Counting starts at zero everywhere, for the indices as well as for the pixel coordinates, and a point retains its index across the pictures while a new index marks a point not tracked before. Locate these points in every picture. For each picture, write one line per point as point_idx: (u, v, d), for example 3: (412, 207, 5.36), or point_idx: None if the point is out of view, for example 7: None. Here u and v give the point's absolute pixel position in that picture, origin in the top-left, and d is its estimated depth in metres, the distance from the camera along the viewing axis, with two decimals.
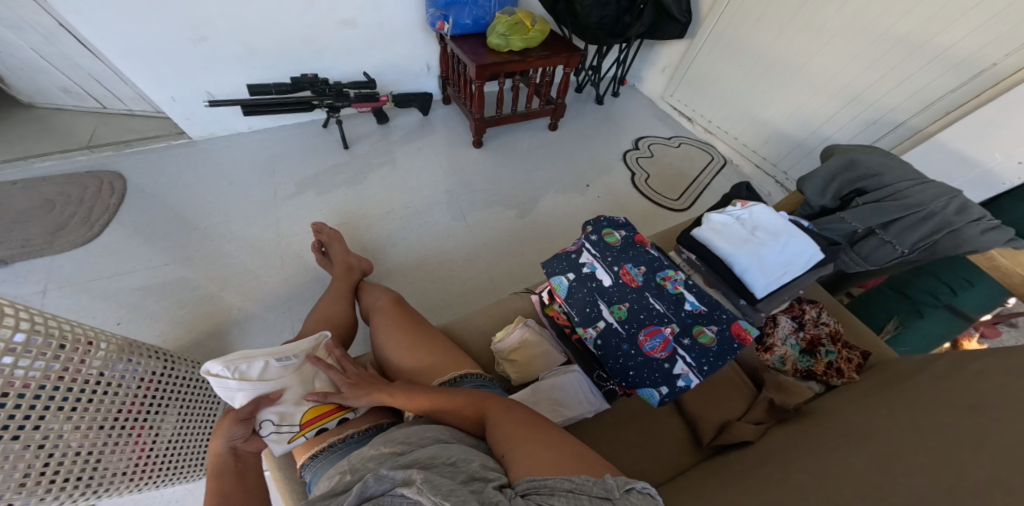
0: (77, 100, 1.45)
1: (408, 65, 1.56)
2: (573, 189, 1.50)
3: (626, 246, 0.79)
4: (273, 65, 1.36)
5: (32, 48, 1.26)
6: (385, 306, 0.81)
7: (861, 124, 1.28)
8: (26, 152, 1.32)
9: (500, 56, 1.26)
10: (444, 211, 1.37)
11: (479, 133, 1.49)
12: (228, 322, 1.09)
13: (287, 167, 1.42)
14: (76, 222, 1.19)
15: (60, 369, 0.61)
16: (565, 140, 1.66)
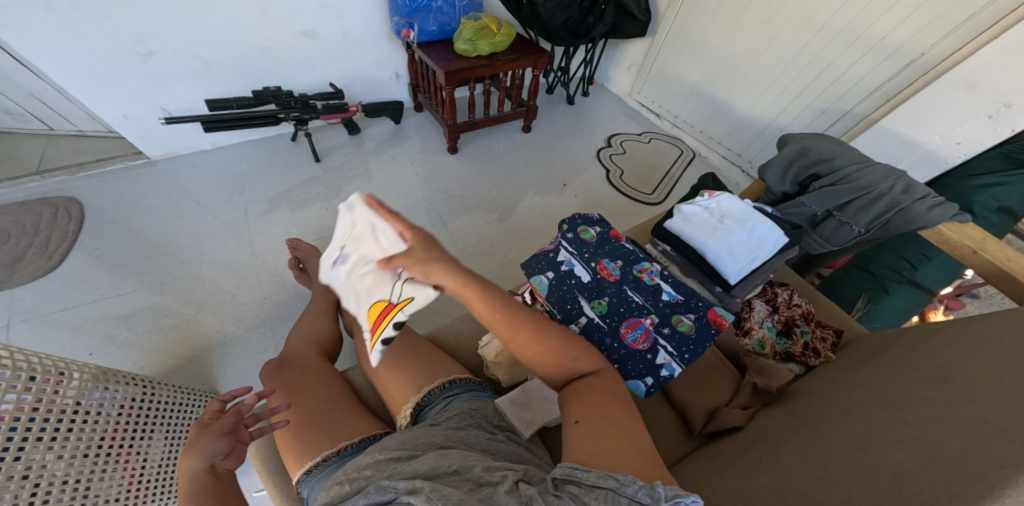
0: (22, 123, 1.38)
1: (375, 73, 1.55)
2: (549, 189, 1.51)
3: (602, 241, 0.81)
4: (233, 79, 1.33)
5: None
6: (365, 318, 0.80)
7: (813, 113, 1.33)
8: None
9: (468, 61, 1.26)
10: (422, 218, 1.36)
11: (452, 138, 1.48)
12: (204, 346, 1.05)
13: (257, 183, 1.39)
14: (33, 252, 1.14)
15: (34, 400, 0.58)
16: (539, 141, 1.68)
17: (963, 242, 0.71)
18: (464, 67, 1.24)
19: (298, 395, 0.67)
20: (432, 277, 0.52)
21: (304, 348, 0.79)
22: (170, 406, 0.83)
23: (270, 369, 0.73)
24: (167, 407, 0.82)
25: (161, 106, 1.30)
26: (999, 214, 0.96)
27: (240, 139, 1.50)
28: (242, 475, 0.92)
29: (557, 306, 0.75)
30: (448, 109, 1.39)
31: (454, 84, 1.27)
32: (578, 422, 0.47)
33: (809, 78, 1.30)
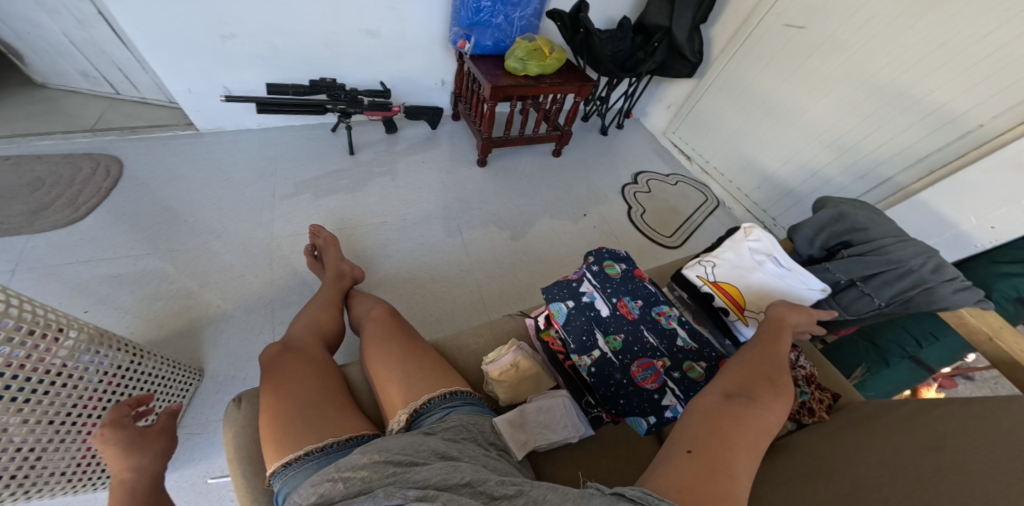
0: (92, 85, 1.43)
1: (421, 78, 1.58)
2: (566, 215, 1.51)
3: (626, 279, 0.80)
4: (292, 67, 1.36)
5: (63, 33, 1.25)
6: (377, 317, 0.79)
7: (851, 177, 1.35)
8: (26, 130, 1.29)
9: (515, 79, 1.29)
10: (441, 225, 1.36)
11: (484, 151, 1.50)
12: (212, 320, 1.05)
13: (288, 168, 1.40)
14: (62, 203, 1.15)
15: (25, 356, 0.57)
16: (567, 167, 1.69)
17: (981, 328, 0.66)
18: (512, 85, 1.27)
19: (288, 385, 0.65)
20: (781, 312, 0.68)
21: (308, 336, 0.78)
22: (154, 377, 0.82)
23: (272, 352, 0.72)
24: (149, 379, 0.80)
25: (224, 84, 1.33)
26: (1016, 305, 0.90)
27: (284, 124, 1.53)
28: (205, 459, 0.88)
29: (569, 331, 0.75)
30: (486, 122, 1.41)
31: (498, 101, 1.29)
32: (690, 450, 0.42)
33: (858, 138, 1.30)
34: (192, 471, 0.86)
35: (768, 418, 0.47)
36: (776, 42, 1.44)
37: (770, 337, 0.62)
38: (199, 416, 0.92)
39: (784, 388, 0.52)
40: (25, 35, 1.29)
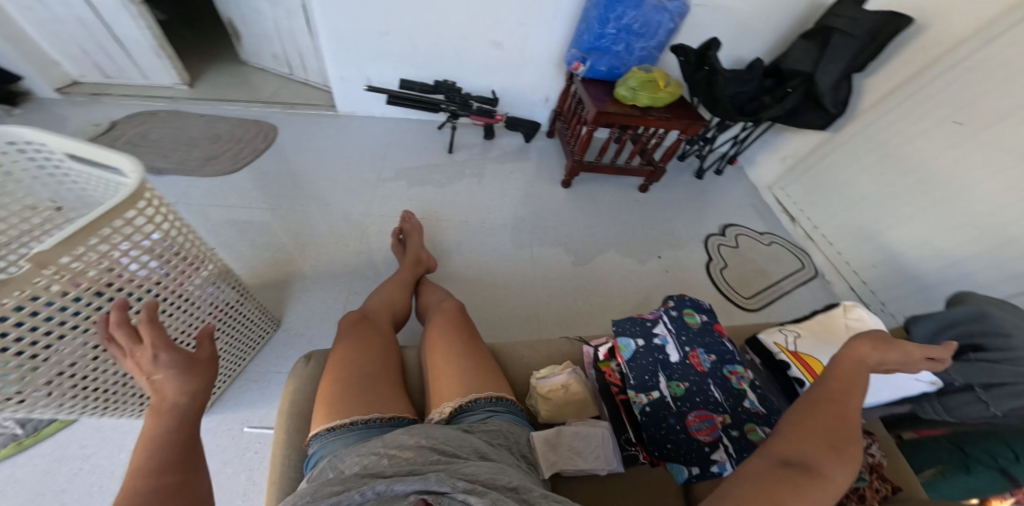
0: (276, 65, 1.69)
1: (529, 93, 1.63)
2: (637, 254, 1.45)
3: (705, 332, 0.74)
4: (423, 67, 1.49)
5: (274, 20, 1.52)
6: (444, 309, 0.82)
7: (1008, 277, 1.13)
8: (219, 96, 1.59)
9: (621, 107, 1.30)
10: (509, 236, 1.38)
11: (572, 174, 1.51)
12: (304, 278, 1.15)
13: (396, 156, 1.52)
14: (227, 156, 1.37)
15: (164, 278, 0.68)
16: (651, 206, 1.63)
17: None
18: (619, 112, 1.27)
19: (352, 354, 0.68)
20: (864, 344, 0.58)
21: (381, 311, 0.83)
22: (248, 316, 0.93)
23: (349, 320, 0.76)
24: (244, 316, 0.91)
25: (369, 76, 1.50)
26: None
27: (401, 116, 1.66)
28: (250, 407, 0.94)
29: (631, 368, 0.71)
30: (581, 144, 1.43)
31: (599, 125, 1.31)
32: None
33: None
34: (235, 418, 0.93)
35: (830, 488, 0.45)
36: (936, 106, 1.26)
37: (844, 378, 0.55)
38: (266, 362, 1.01)
39: (853, 450, 0.48)
40: (248, 18, 1.58)
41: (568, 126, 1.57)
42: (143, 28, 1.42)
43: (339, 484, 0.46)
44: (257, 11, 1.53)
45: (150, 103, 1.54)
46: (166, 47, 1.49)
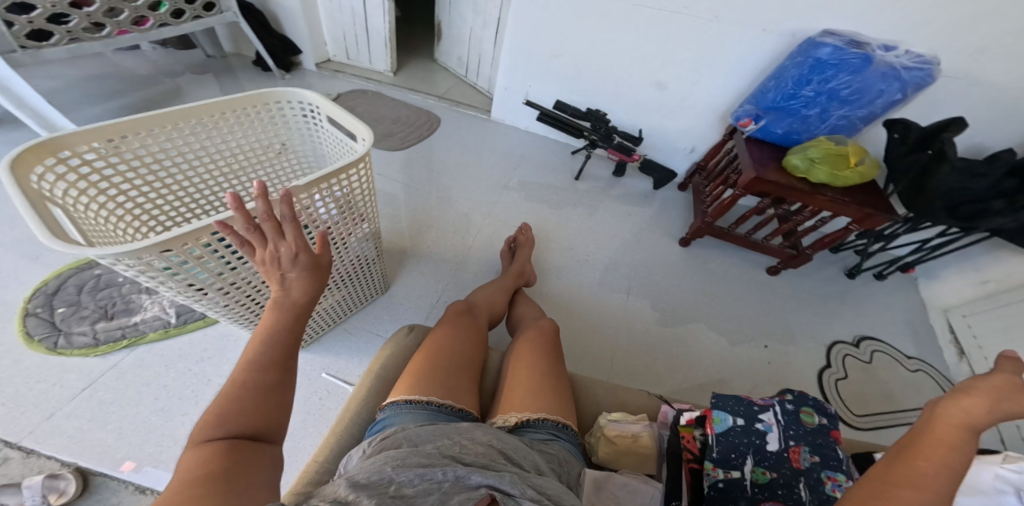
0: (458, 67, 1.90)
1: (678, 140, 1.50)
2: (733, 334, 1.23)
3: (818, 432, 0.61)
4: (582, 92, 1.50)
5: (471, 28, 1.72)
6: (537, 329, 0.85)
7: None
8: (408, 85, 1.84)
9: (787, 177, 0.99)
10: (603, 279, 1.29)
11: (696, 236, 1.31)
12: (420, 256, 1.23)
13: (525, 169, 1.55)
14: (398, 137, 1.57)
15: (335, 225, 0.80)
16: (779, 293, 1.35)
17: None
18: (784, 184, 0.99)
19: (448, 343, 0.76)
20: (967, 400, 0.44)
21: (481, 309, 0.90)
22: (375, 275, 1.04)
23: (455, 308, 0.86)
24: (374, 274, 1.03)
25: (529, 91, 1.58)
26: None
27: (541, 132, 1.69)
28: (329, 356, 1.02)
29: (718, 440, 0.60)
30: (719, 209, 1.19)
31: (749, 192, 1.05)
32: None
33: None
34: (313, 364, 1.00)
35: None
36: None
37: (936, 449, 0.42)
38: (366, 320, 1.09)
39: None
40: (451, 25, 1.81)
41: (709, 186, 1.36)
42: (388, 22, 1.72)
43: (424, 459, 0.52)
44: (461, 19, 1.74)
45: (360, 84, 1.84)
46: (393, 39, 1.77)
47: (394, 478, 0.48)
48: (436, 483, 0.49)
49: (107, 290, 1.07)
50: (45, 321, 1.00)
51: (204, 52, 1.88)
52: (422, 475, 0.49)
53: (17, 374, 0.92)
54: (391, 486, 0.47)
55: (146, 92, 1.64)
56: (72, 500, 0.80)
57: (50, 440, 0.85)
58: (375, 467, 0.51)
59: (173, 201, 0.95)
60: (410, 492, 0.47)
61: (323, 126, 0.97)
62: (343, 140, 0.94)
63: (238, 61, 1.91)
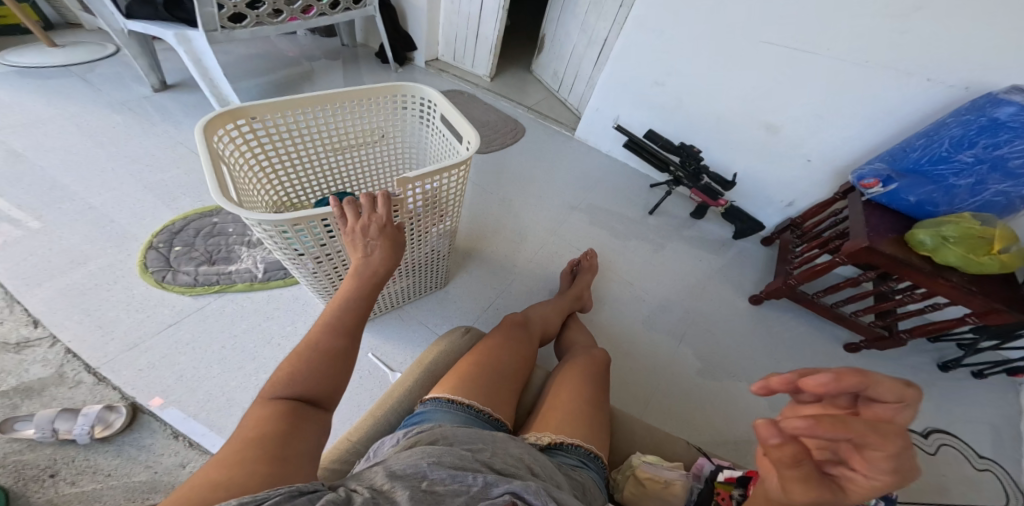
0: (553, 82, 1.93)
1: (773, 192, 1.38)
2: (781, 401, 1.07)
3: None
4: (678, 126, 1.46)
5: (575, 46, 1.74)
6: (589, 356, 0.81)
7: None
8: (502, 93, 1.90)
9: (902, 252, 0.87)
10: (659, 319, 1.20)
11: (772, 294, 1.19)
12: (483, 259, 1.22)
13: (600, 192, 1.53)
14: (484, 141, 1.62)
15: (423, 216, 0.82)
16: (861, 376, 1.15)
17: None
18: (906, 263, 0.86)
19: (499, 350, 0.74)
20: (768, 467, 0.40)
21: (535, 324, 0.87)
22: (440, 271, 1.06)
23: (512, 319, 0.84)
24: (439, 270, 1.05)
25: (620, 114, 1.56)
26: None
27: (624, 158, 1.65)
28: (378, 338, 1.01)
29: None
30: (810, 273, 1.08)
31: (855, 261, 0.93)
32: None
33: None
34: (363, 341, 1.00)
35: None
36: None
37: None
38: (421, 311, 1.08)
39: None
40: (555, 40, 1.85)
41: (801, 246, 1.23)
42: (498, 28, 1.77)
43: (458, 461, 0.47)
44: (567, 34, 1.77)
45: (458, 85, 1.93)
46: (498, 47, 1.83)
47: (428, 473, 0.44)
48: (464, 486, 0.44)
49: (218, 238, 1.15)
50: (162, 255, 1.09)
51: (340, 40, 2.04)
52: (455, 474, 0.45)
53: (120, 301, 1.00)
54: (423, 481, 0.43)
55: (286, 72, 1.81)
56: (115, 435, 0.81)
57: (123, 370, 0.90)
58: (412, 460, 0.47)
59: (306, 180, 1.04)
60: (442, 490, 0.43)
61: (438, 128, 1.01)
62: (450, 141, 0.97)
63: (365, 51, 2.05)
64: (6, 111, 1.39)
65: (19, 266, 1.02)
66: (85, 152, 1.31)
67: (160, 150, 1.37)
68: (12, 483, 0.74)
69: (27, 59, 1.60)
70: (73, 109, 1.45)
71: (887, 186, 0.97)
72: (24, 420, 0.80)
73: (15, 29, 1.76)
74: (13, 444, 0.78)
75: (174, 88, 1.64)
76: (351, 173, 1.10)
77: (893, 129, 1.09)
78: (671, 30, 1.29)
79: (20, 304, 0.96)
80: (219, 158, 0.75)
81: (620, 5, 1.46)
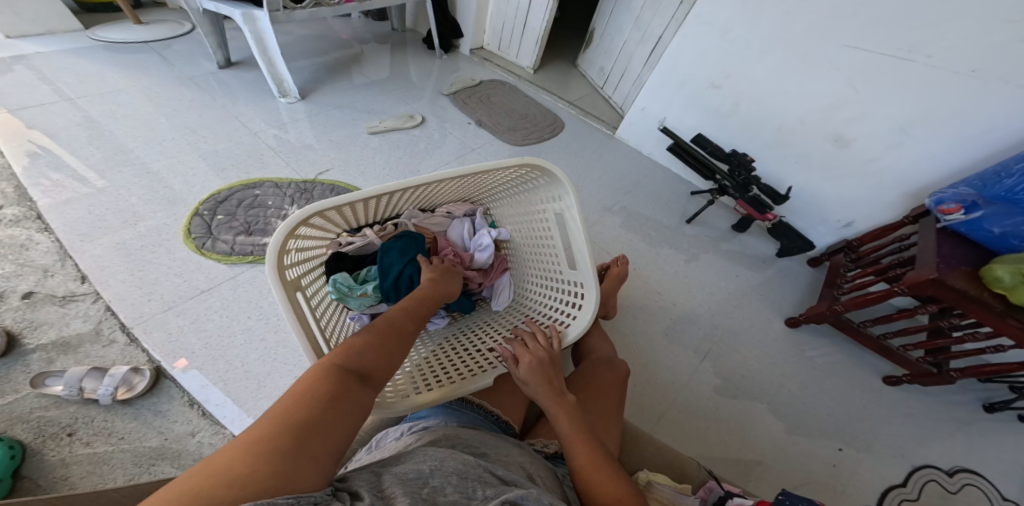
0: (599, 79, 1.88)
1: (827, 207, 1.31)
2: (801, 426, 1.00)
3: None
4: (730, 131, 1.41)
5: (625, 42, 1.69)
6: (604, 369, 0.76)
7: None
8: (545, 86, 1.86)
9: (973, 286, 0.81)
10: (686, 329, 1.15)
11: (814, 317, 1.12)
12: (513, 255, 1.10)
13: (638, 194, 1.48)
14: (523, 132, 1.59)
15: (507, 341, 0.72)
16: (894, 409, 1.07)
17: None
18: (976, 300, 0.80)
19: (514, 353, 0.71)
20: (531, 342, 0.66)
21: None
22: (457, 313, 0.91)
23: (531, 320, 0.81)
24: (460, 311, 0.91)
25: (667, 116, 1.52)
26: None
27: (665, 162, 1.60)
28: None
29: None
30: (860, 300, 1.02)
31: (917, 293, 0.87)
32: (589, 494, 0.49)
33: None
34: None
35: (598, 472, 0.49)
36: None
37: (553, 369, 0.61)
38: None
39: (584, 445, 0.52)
40: (604, 35, 1.80)
41: (854, 270, 1.16)
42: (547, 20, 1.73)
43: (460, 465, 0.42)
44: (619, 30, 1.71)
45: (501, 76, 1.90)
46: (545, 40, 1.79)
47: (429, 479, 0.39)
48: (465, 497, 0.38)
49: (258, 210, 1.15)
50: (205, 223, 1.10)
51: (391, 25, 2.03)
52: (456, 482, 0.39)
53: (163, 263, 1.01)
54: (424, 489, 0.38)
55: (337, 53, 1.81)
56: (137, 397, 0.81)
57: (154, 332, 0.90)
58: (414, 461, 0.42)
59: (372, 213, 0.80)
60: (441, 500, 0.37)
61: (546, 211, 0.78)
62: (557, 247, 0.79)
63: (413, 37, 2.03)
64: (81, 77, 1.43)
65: (76, 221, 1.04)
66: (149, 120, 1.33)
67: (214, 121, 1.38)
68: (32, 439, 0.74)
69: (113, 34, 1.64)
70: (138, 76, 1.48)
71: (970, 213, 0.88)
72: (55, 376, 0.80)
73: (108, 7, 1.80)
74: (41, 399, 0.79)
75: (238, 66, 1.64)
76: (423, 198, 0.85)
77: (968, 147, 1.01)
78: (735, 29, 1.24)
79: (73, 260, 0.97)
80: (294, 287, 0.58)
81: (681, 2, 1.40)
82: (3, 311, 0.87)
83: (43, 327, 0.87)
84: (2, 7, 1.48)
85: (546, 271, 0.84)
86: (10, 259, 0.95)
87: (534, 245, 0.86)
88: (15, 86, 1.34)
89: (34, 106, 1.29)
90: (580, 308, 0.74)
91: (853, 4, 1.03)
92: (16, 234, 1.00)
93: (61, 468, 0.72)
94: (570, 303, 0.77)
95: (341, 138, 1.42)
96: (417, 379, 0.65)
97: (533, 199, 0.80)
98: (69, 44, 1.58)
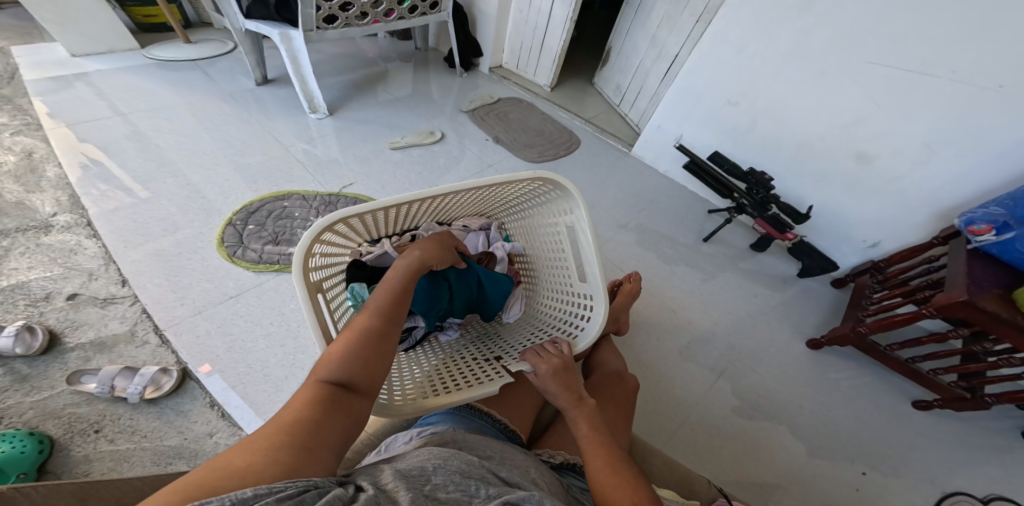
0: (615, 96, 1.90)
1: (849, 225, 1.28)
2: (823, 448, 0.96)
3: None
4: (748, 148, 1.40)
5: (641, 60, 1.71)
6: (615, 383, 0.75)
7: None
8: (561, 103, 1.90)
9: (1006, 309, 0.78)
10: (703, 347, 1.12)
11: (837, 339, 1.09)
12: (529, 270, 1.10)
13: (654, 211, 1.48)
14: (541, 149, 1.62)
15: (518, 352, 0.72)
16: (926, 435, 1.01)
17: None
18: (1010, 324, 0.76)
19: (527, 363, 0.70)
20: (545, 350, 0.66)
21: None
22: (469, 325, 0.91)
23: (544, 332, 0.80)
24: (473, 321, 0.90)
25: (684, 133, 1.52)
26: None
27: (681, 178, 1.60)
28: None
29: None
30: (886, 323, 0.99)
31: (946, 316, 0.84)
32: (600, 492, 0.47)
33: None
34: None
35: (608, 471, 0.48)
36: None
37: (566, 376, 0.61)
38: None
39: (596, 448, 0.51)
40: (621, 54, 1.83)
41: (880, 291, 1.13)
42: (564, 39, 1.77)
43: (463, 465, 0.42)
44: (635, 49, 1.74)
45: (519, 93, 1.94)
46: (563, 58, 1.83)
47: (431, 476, 0.39)
48: (467, 495, 0.38)
49: (285, 220, 1.20)
50: (237, 232, 1.15)
51: (415, 44, 2.11)
52: (458, 481, 0.39)
53: (194, 269, 1.06)
54: (426, 485, 0.38)
55: (364, 70, 1.89)
56: (163, 397, 0.84)
57: (183, 335, 0.93)
58: (419, 459, 0.42)
59: (393, 223, 0.83)
60: (444, 497, 0.37)
61: (557, 224, 0.79)
62: (568, 260, 0.79)
63: (435, 55, 2.10)
64: (132, 93, 1.54)
65: (120, 228, 1.11)
66: (191, 134, 1.42)
67: (248, 135, 1.45)
68: (61, 435, 0.78)
69: (163, 53, 1.76)
70: (182, 92, 1.58)
71: (1002, 233, 0.85)
72: (90, 374, 0.85)
73: (159, 27, 1.93)
74: (75, 395, 0.83)
75: (273, 83, 1.72)
76: (441, 211, 0.86)
77: (997, 165, 0.98)
78: (753, 47, 1.25)
79: (115, 264, 1.03)
80: (315, 289, 0.59)
81: (697, 21, 1.42)
82: (48, 311, 0.93)
83: (84, 327, 0.92)
84: (68, 28, 1.61)
85: (558, 284, 0.84)
86: (59, 262, 1.02)
87: (547, 258, 0.87)
88: (72, 101, 1.45)
89: (89, 120, 1.39)
90: (590, 321, 0.73)
91: (872, 21, 1.03)
92: (67, 239, 1.06)
93: (85, 464, 0.75)
94: (580, 316, 0.76)
95: (364, 152, 1.47)
96: (424, 386, 0.65)
97: (546, 213, 0.82)
98: (123, 61, 1.69)
